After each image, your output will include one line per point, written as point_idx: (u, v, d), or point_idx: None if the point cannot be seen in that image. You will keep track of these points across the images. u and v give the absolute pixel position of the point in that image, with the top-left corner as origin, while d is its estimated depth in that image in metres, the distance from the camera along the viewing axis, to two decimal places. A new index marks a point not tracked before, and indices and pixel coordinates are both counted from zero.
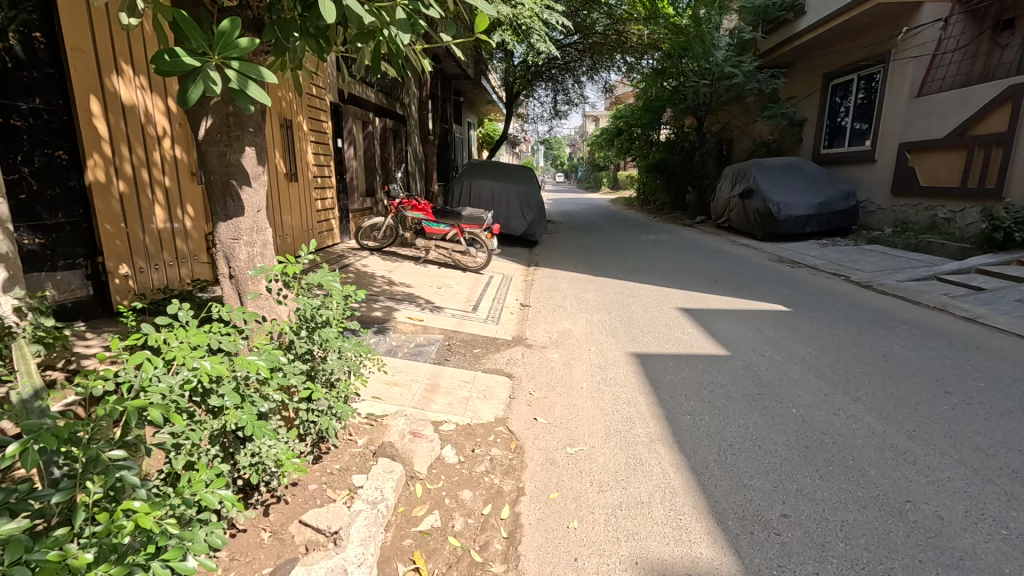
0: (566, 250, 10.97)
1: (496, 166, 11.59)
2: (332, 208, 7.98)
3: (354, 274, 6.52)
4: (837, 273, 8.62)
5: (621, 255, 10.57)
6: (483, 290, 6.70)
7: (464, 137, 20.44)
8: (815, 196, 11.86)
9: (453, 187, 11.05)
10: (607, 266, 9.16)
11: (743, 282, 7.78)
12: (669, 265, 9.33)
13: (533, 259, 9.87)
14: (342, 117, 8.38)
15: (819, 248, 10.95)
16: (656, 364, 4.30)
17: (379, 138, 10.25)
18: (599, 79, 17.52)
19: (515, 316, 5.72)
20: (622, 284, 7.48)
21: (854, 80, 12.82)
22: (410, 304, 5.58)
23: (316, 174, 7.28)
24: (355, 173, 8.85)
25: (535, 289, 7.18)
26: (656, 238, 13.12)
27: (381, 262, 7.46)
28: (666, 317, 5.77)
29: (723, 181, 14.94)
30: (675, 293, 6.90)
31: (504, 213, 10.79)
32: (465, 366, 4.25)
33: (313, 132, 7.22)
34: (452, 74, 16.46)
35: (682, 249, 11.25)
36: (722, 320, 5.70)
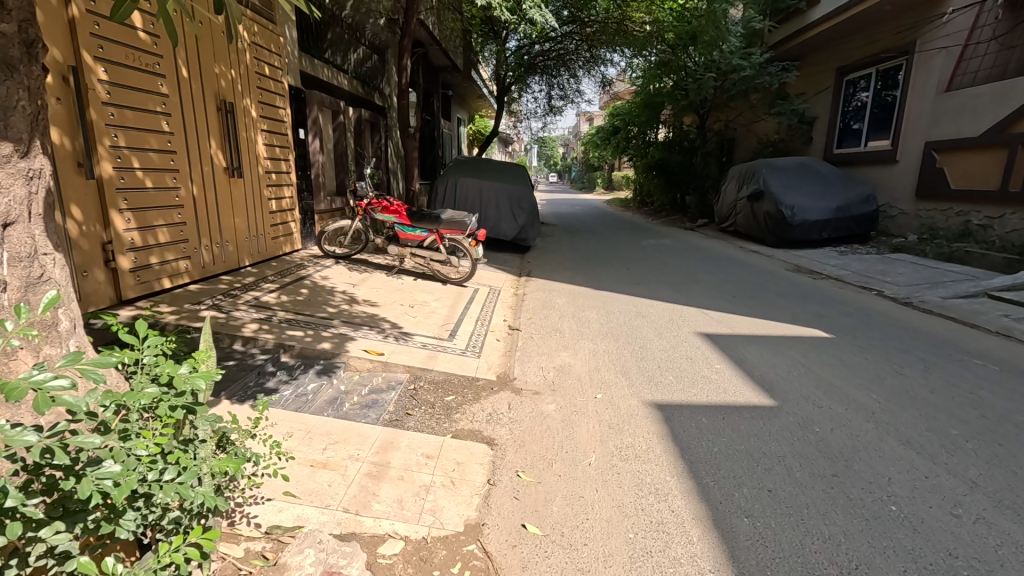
0: (561, 257, 9.95)
1: (484, 164, 10.51)
2: (293, 207, 6.87)
3: (310, 289, 5.44)
4: (867, 287, 7.66)
5: (622, 262, 9.55)
6: (463, 309, 5.64)
7: (453, 133, 19.36)
8: (831, 199, 10.91)
9: (436, 186, 9.95)
10: (608, 277, 8.12)
11: (764, 297, 6.78)
12: (676, 275, 8.33)
13: (525, 267, 8.83)
14: (305, 103, 7.26)
15: (838, 255, 9.99)
16: (685, 422, 3.24)
17: (353, 130, 9.14)
18: (596, 72, 16.53)
19: (500, 346, 4.67)
20: (627, 300, 6.46)
21: (872, 74, 11.87)
22: (371, 330, 4.51)
23: (269, 168, 6.17)
24: (322, 169, 7.75)
25: (525, 306, 6.15)
26: (658, 243, 12.12)
27: (347, 273, 6.39)
28: (684, 345, 4.76)
29: (729, 182, 13.97)
30: (690, 312, 5.89)
31: (492, 216, 9.73)
32: (432, 423, 3.21)
33: (266, 119, 6.09)
34: (439, 65, 15.37)
35: (687, 256, 10.27)
36: (754, 351, 4.68)
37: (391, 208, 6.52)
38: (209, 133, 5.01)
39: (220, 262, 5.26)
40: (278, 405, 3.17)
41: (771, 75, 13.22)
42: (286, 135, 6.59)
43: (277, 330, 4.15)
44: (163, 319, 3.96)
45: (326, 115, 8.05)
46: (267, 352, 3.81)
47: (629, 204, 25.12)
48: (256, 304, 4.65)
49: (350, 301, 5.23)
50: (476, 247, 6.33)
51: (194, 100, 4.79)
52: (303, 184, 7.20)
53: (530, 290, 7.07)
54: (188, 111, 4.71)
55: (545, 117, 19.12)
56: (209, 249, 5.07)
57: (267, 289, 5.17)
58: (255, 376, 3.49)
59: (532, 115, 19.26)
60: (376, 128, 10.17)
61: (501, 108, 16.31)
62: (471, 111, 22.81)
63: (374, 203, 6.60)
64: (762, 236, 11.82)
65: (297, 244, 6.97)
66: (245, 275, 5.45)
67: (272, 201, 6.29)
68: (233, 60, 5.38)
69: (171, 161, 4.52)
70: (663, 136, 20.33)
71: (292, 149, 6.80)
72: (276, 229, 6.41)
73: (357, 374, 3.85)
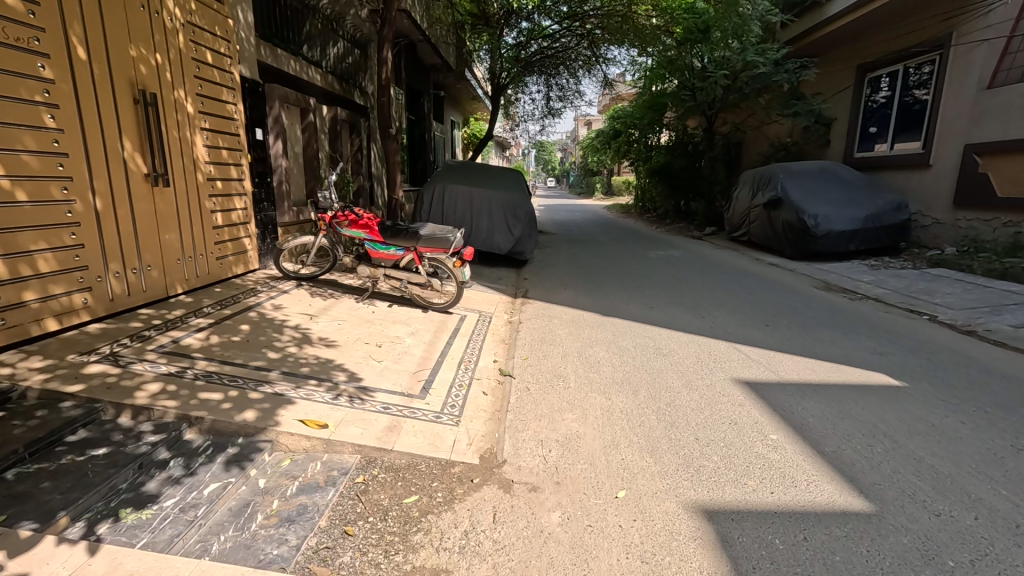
0: (561, 271, 8.94)
1: (476, 169, 9.50)
2: (248, 220, 5.84)
3: (255, 324, 4.40)
4: (915, 309, 6.66)
5: (631, 279, 8.54)
6: (444, 347, 4.60)
7: (446, 136, 18.42)
8: (858, 207, 9.91)
9: (422, 193, 8.92)
10: (615, 298, 7.09)
11: (804, 324, 5.77)
12: (694, 294, 7.33)
13: (521, 286, 7.81)
14: (265, 98, 6.23)
15: (870, 270, 8.99)
16: (751, 548, 2.22)
17: (327, 131, 8.11)
18: (597, 72, 15.63)
19: (488, 403, 3.64)
20: (642, 330, 5.43)
21: (899, 71, 10.92)
22: (319, 385, 3.47)
23: (213, 174, 5.14)
24: (287, 176, 6.74)
25: (520, 338, 5.13)
26: (666, 255, 11.12)
27: (308, 300, 5.35)
28: (723, 400, 3.72)
29: (742, 188, 13.00)
30: (720, 349, 4.87)
31: (484, 226, 8.70)
32: (378, 556, 2.16)
33: (207, 115, 5.06)
34: (429, 62, 14.39)
35: (701, 270, 9.29)
36: (813, 406, 3.67)
37: (362, 220, 5.43)
38: (122, 132, 3.99)
39: (137, 292, 4.21)
40: (149, 532, 2.12)
41: (787, 73, 12.21)
42: (237, 135, 5.57)
43: (188, 391, 3.10)
44: (26, 383, 2.92)
45: (291, 113, 7.03)
46: (162, 429, 2.76)
47: (630, 210, 24.24)
48: (174, 350, 3.62)
49: (301, 341, 4.19)
50: (464, 269, 5.33)
51: (97, 89, 3.78)
52: (263, 194, 6.18)
53: (527, 315, 6.05)
54: (86, 104, 3.70)
55: (543, 120, 18.19)
56: (119, 278, 4.02)
57: (197, 325, 4.13)
58: (132, 474, 2.45)
59: (529, 117, 18.34)
60: (355, 128, 9.14)
61: (495, 108, 15.35)
62: (466, 113, 21.88)
63: (340, 214, 5.51)
64: (781, 247, 10.83)
65: (253, 263, 5.93)
66: (174, 308, 4.42)
67: (218, 214, 5.25)
68: (158, 43, 4.37)
69: (60, 167, 3.50)
70: (666, 140, 19.42)
71: (247, 153, 5.79)
72: (223, 246, 5.37)
73: (288, 458, 2.80)
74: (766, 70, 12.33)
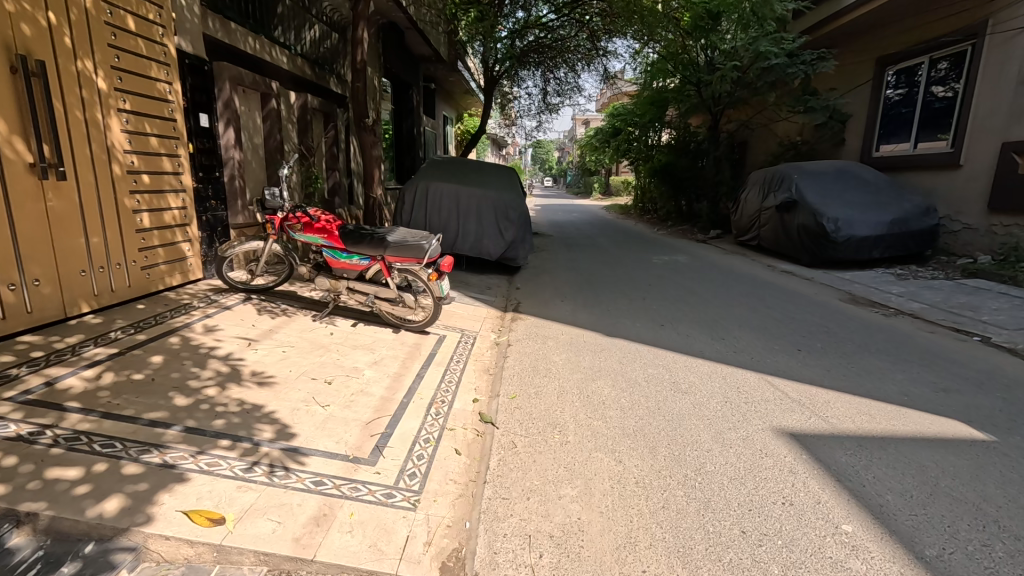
0: (558, 279, 8.08)
1: (465, 166, 8.62)
2: (188, 221, 4.95)
3: (174, 353, 3.50)
4: (962, 328, 5.83)
5: (635, 289, 7.68)
6: (413, 382, 3.73)
7: (437, 132, 17.58)
8: (882, 210, 9.08)
9: (403, 191, 8.02)
10: (619, 311, 6.22)
11: (841, 348, 4.93)
12: (708, 307, 6.48)
13: (513, 297, 6.95)
14: (211, 79, 5.30)
15: (897, 280, 8.17)
16: None
17: (295, 121, 7.20)
18: (597, 65, 14.89)
19: (460, 470, 2.76)
20: (653, 356, 4.57)
21: (924, 63, 10.12)
22: (231, 449, 2.58)
23: (136, 166, 4.25)
24: (241, 170, 5.81)
25: (508, 367, 4.25)
26: (671, 261, 10.29)
27: (253, 318, 4.45)
28: (767, 463, 2.86)
29: (751, 189, 12.17)
30: (749, 384, 4.01)
31: (472, 227, 7.81)
32: None
33: (128, 94, 4.16)
34: (419, 52, 13.54)
35: (711, 279, 8.48)
36: (885, 472, 2.81)
37: (320, 223, 4.53)
38: None
39: (20, 315, 3.34)
40: None
41: (804, 64, 11.34)
42: (172, 120, 4.68)
43: (32, 467, 2.20)
44: None
45: (247, 98, 6.12)
46: None
47: (629, 211, 23.42)
48: (41, 398, 2.71)
49: (226, 378, 3.29)
50: (442, 283, 4.48)
51: None
52: (209, 191, 5.29)
53: (517, 335, 5.18)
54: None
55: (540, 116, 17.37)
56: None
57: (91, 358, 3.21)
58: None
59: (525, 113, 17.52)
60: (331, 119, 8.22)
61: (489, 101, 14.52)
62: (460, 109, 21.05)
63: (294, 216, 4.60)
64: (795, 253, 10.01)
65: (194, 272, 5.04)
66: (71, 333, 3.52)
67: (144, 213, 4.36)
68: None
69: None
70: (668, 138, 18.63)
71: (187, 142, 4.91)
72: (152, 253, 4.48)
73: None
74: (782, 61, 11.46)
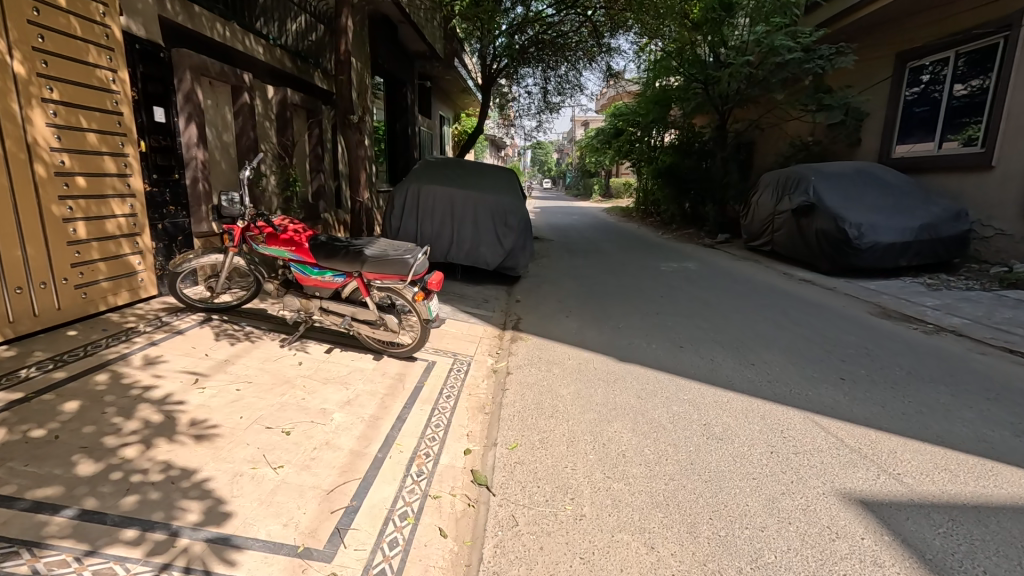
0: (561, 290, 7.45)
1: (461, 168, 7.98)
2: (139, 230, 4.31)
3: (95, 397, 2.85)
4: (1018, 347, 5.22)
5: (645, 300, 7.03)
6: (393, 429, 3.09)
7: (433, 132, 16.95)
8: (910, 215, 8.47)
9: (393, 194, 7.36)
10: (631, 328, 5.58)
11: (889, 375, 4.29)
12: (730, 323, 5.85)
13: (512, 312, 6.31)
14: (169, 68, 4.66)
15: (929, 291, 7.56)
16: None
17: (273, 118, 6.56)
18: (600, 62, 14.32)
19: (445, 563, 2.12)
20: (677, 390, 3.92)
21: (949, 58, 9.59)
22: (136, 546, 1.92)
23: (67, 167, 3.60)
24: (206, 171, 5.16)
25: (507, 404, 3.61)
26: (680, 269, 9.66)
27: (209, 345, 3.79)
28: (842, 550, 2.23)
29: (764, 191, 11.55)
30: (794, 428, 3.36)
31: (468, 234, 7.15)
32: None
33: (56, 81, 3.53)
34: (414, 48, 12.91)
35: (727, 288, 7.85)
36: (995, 564, 2.16)
37: (288, 234, 3.86)
38: None
39: None
40: None
41: (821, 58, 10.70)
42: (116, 114, 4.04)
43: None
44: None
45: (215, 92, 5.49)
46: None
47: (630, 214, 22.86)
48: None
49: (156, 432, 2.64)
50: (430, 303, 3.85)
51: None
52: (166, 195, 4.66)
53: (517, 361, 4.52)
54: None
55: (540, 115, 16.76)
56: None
57: None
58: None
59: (525, 113, 16.92)
60: (315, 116, 7.58)
61: (486, 100, 13.90)
62: (458, 108, 20.42)
63: (256, 226, 3.93)
64: (813, 260, 9.38)
65: (147, 290, 4.39)
66: None
67: (78, 222, 3.73)
68: None
69: None
70: (672, 139, 18.04)
71: (137, 139, 4.27)
72: (90, 268, 3.83)
73: None
74: (799, 55, 10.81)
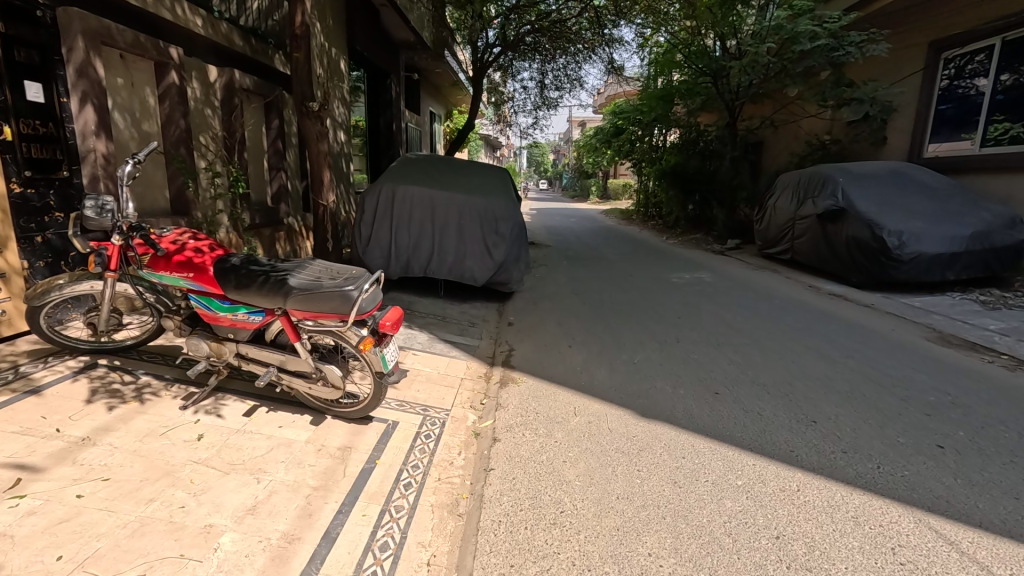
0: (562, 308, 6.40)
1: (445, 166, 6.90)
2: (5, 246, 3.29)
3: None
4: None
5: (660, 321, 5.97)
6: (312, 565, 2.01)
7: (422, 129, 15.86)
8: (959, 223, 7.51)
9: (363, 196, 6.23)
10: (650, 362, 4.51)
11: (999, 441, 3.24)
12: (768, 355, 4.80)
13: (503, 338, 5.26)
14: (53, 31, 3.57)
15: (987, 310, 6.58)
16: None
17: (216, 105, 5.47)
18: (601, 54, 13.25)
19: None
20: (725, 470, 2.85)
21: (995, 46, 8.74)
22: None
23: None
24: (114, 168, 4.07)
25: (491, 500, 2.55)
26: (692, 281, 8.63)
27: (71, 412, 2.72)
28: None
29: (782, 194, 10.56)
30: (910, 547, 2.29)
31: (451, 244, 6.06)
32: None
33: None
34: (398, 36, 11.84)
35: (752, 306, 6.81)
36: None
37: (182, 254, 2.77)
38: None
39: None
40: None
41: (850, 46, 9.66)
42: None
43: None
44: None
45: (130, 69, 4.42)
46: None
47: (631, 215, 21.84)
48: None
49: None
50: (386, 350, 2.79)
51: None
52: (48, 199, 3.57)
53: (506, 417, 3.45)
54: None
55: (536, 112, 15.67)
56: None
57: None
58: None
59: (520, 109, 15.82)
60: (274, 106, 6.49)
61: (477, 93, 12.82)
62: (448, 105, 19.29)
63: (137, 246, 2.83)
64: (843, 272, 8.39)
65: (14, 326, 3.40)
66: None
67: None
68: None
69: None
70: (676, 138, 17.00)
71: None
72: None
73: None
74: (826, 42, 9.74)
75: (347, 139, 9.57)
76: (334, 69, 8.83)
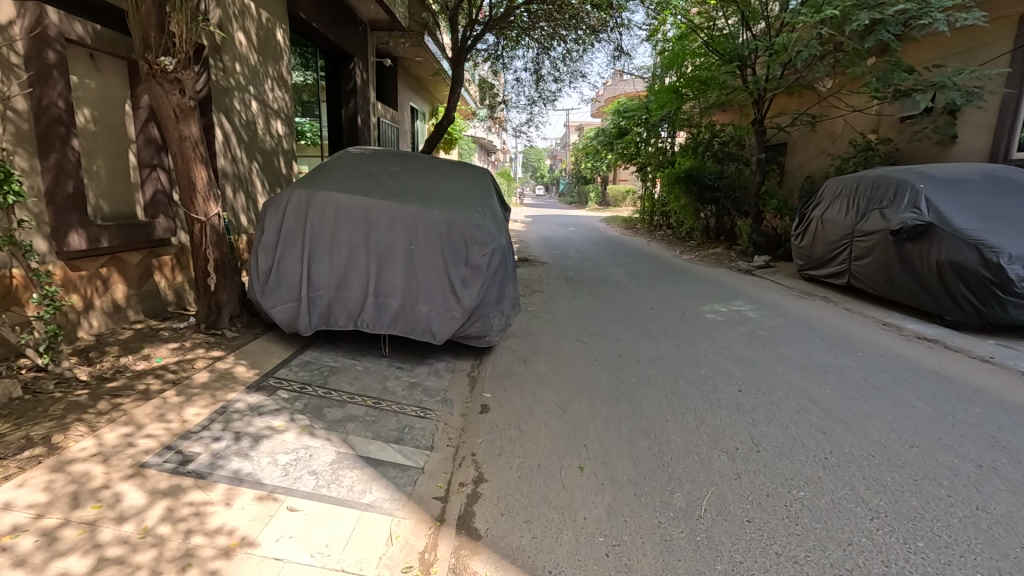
0: (567, 374, 4.35)
1: (397, 165, 4.83)
2: None
3: None
4: None
5: (716, 402, 3.88)
6: None
7: (400, 126, 13.77)
8: None
9: (266, 207, 4.14)
10: (729, 526, 2.46)
11: None
12: (928, 493, 2.75)
13: (472, 444, 3.19)
14: None
15: None
16: None
17: (12, 62, 3.43)
18: (606, 38, 11.20)
19: None
20: None
21: None
22: None
23: None
24: None
25: None
26: (732, 317, 6.59)
27: None
28: None
29: (833, 204, 8.56)
30: None
31: (396, 280, 3.97)
32: None
33: None
34: (365, 13, 9.87)
35: (834, 367, 4.77)
36: None
37: None
38: None
39: None
40: None
41: (934, 14, 7.65)
42: None
43: None
44: None
45: None
46: None
47: (636, 225, 19.72)
48: None
49: None
50: None
51: None
52: None
53: None
54: None
55: (531, 108, 13.66)
56: None
57: None
58: None
59: (513, 105, 13.81)
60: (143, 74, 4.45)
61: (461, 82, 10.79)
62: (432, 101, 17.24)
63: None
64: (936, 306, 6.40)
65: None
66: None
67: None
68: None
69: None
70: (686, 138, 15.01)
71: None
72: None
73: None
74: (903, 9, 7.70)
75: (289, 132, 7.52)
76: (266, 40, 6.79)
